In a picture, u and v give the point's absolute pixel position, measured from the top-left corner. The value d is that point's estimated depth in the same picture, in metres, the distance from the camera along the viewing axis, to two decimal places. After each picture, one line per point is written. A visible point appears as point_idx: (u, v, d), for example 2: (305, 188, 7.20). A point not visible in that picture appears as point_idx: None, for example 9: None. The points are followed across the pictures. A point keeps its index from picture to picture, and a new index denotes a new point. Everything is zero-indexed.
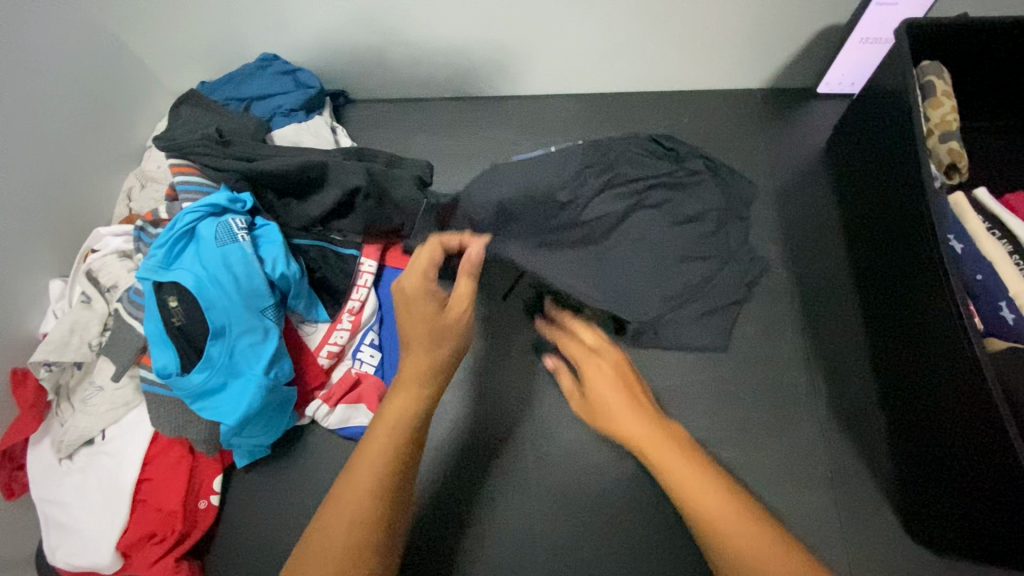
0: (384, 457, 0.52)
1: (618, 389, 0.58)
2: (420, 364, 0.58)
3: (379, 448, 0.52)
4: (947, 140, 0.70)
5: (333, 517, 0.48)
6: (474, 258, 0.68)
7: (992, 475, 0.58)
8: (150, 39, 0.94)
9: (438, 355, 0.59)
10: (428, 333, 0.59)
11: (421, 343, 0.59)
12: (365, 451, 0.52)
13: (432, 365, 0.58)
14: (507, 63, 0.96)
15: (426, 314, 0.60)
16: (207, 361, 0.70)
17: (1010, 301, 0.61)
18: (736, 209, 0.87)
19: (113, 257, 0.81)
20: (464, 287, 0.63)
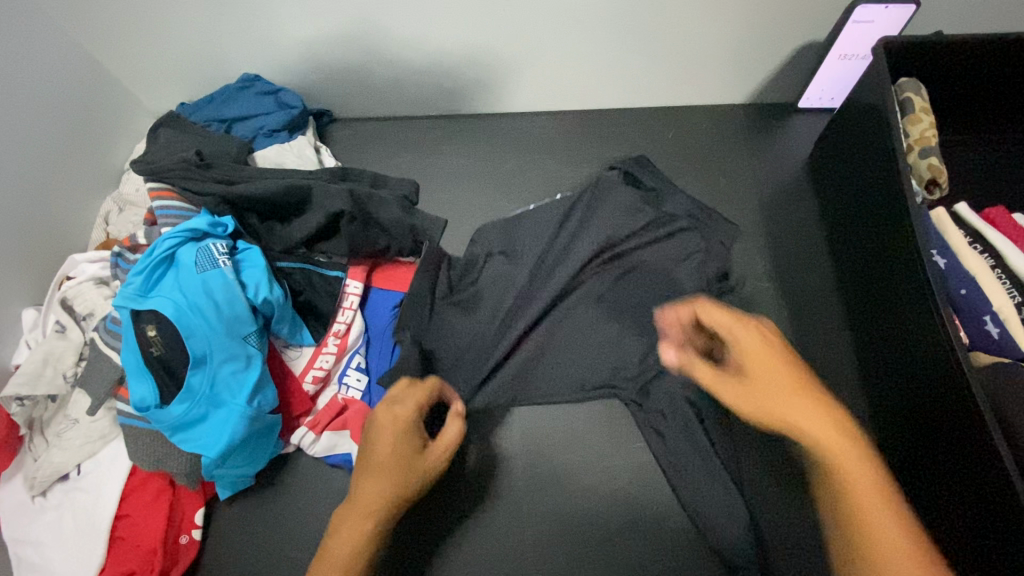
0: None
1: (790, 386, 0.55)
2: (375, 512, 0.59)
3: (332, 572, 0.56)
4: (926, 155, 0.71)
5: None
6: (459, 411, 0.69)
7: (979, 491, 0.58)
8: (128, 62, 0.93)
9: (405, 489, 0.61)
10: (387, 481, 0.60)
11: (385, 470, 0.61)
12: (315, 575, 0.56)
13: (386, 507, 0.59)
14: (492, 81, 0.96)
15: (392, 458, 0.61)
16: (188, 391, 0.68)
17: (994, 315, 0.61)
18: (715, 243, 0.84)
19: (89, 284, 0.78)
20: (446, 437, 0.66)
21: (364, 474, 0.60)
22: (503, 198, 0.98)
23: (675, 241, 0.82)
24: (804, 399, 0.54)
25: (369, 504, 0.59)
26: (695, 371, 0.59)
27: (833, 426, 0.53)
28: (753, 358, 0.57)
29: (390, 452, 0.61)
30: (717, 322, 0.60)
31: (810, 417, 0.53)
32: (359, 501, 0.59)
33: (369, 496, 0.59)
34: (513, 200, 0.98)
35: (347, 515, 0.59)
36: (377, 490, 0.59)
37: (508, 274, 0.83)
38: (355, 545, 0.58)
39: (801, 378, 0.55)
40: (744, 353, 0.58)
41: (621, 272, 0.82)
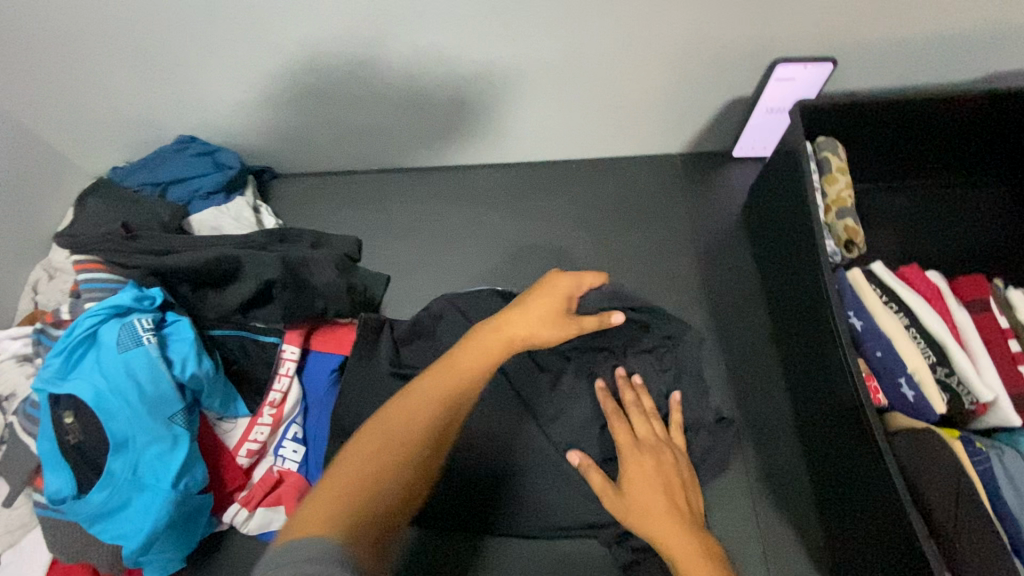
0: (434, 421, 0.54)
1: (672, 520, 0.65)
2: (472, 368, 0.57)
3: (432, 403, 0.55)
4: (843, 217, 0.73)
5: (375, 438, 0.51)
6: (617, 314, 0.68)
7: (900, 560, 0.58)
8: (60, 128, 0.91)
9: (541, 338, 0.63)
10: (501, 329, 0.60)
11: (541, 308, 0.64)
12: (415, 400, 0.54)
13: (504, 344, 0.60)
14: (433, 136, 0.97)
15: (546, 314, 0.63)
16: (108, 478, 0.66)
17: (909, 377, 0.63)
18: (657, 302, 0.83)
19: (11, 362, 0.76)
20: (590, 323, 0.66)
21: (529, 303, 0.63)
22: (447, 253, 0.99)
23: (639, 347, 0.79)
24: (661, 512, 0.66)
25: (472, 362, 0.58)
26: (592, 477, 0.69)
27: (675, 529, 0.65)
28: (632, 468, 0.68)
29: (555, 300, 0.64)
30: (619, 440, 0.71)
31: (658, 516, 0.66)
32: (457, 358, 0.58)
33: (473, 355, 0.58)
34: (457, 254, 0.98)
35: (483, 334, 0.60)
36: (481, 349, 0.58)
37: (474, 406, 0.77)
38: (453, 382, 0.56)
39: (663, 478, 0.68)
40: (625, 470, 0.69)
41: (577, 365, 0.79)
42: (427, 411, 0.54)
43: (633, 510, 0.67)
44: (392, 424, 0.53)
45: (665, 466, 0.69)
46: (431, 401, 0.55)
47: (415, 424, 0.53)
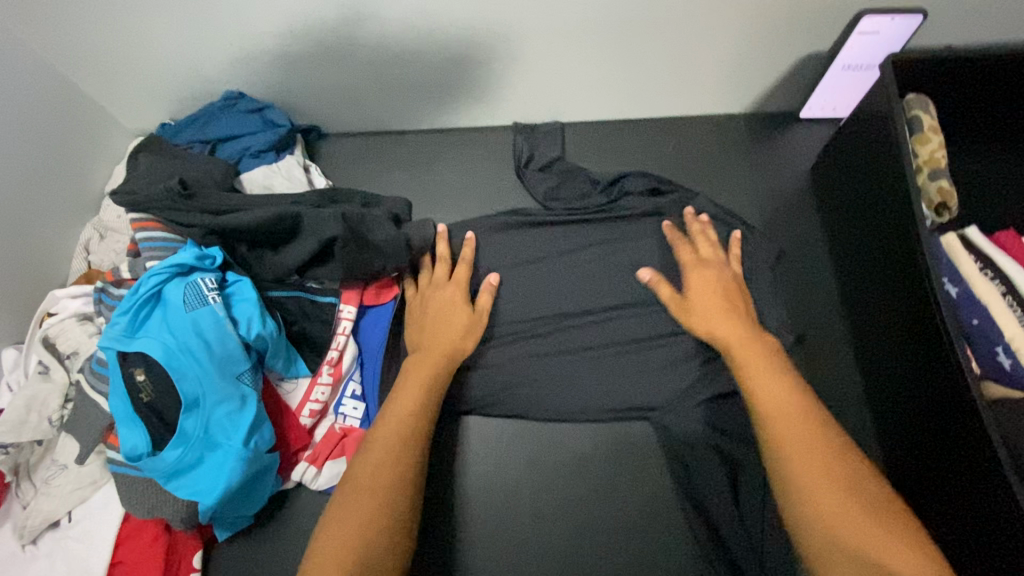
0: (392, 452, 0.64)
1: (724, 313, 0.73)
2: (409, 414, 0.68)
3: (389, 437, 0.65)
4: (936, 178, 0.70)
5: (358, 482, 0.61)
6: (470, 235, 0.88)
7: (998, 528, 0.57)
8: (104, 82, 0.88)
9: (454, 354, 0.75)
10: (422, 388, 0.70)
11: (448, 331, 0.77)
12: (374, 444, 0.65)
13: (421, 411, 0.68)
14: (489, 95, 0.93)
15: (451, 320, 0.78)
16: (181, 436, 0.66)
17: (1006, 346, 0.60)
18: None
19: (72, 321, 0.75)
20: (483, 300, 0.81)
21: (423, 335, 0.77)
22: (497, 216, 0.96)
23: None
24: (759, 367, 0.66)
25: (390, 431, 0.65)
26: (660, 289, 0.79)
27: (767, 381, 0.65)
28: (694, 280, 0.78)
29: (438, 315, 0.78)
30: (683, 258, 0.81)
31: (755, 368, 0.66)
32: (372, 448, 0.64)
33: (389, 425, 0.66)
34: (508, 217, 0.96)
35: (396, 396, 0.70)
36: (406, 398, 0.69)
37: (532, 359, 0.83)
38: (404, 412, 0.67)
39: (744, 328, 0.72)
40: (688, 279, 0.78)
41: (638, 320, 0.84)
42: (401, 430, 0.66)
43: (727, 351, 0.70)
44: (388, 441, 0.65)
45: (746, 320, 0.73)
46: (384, 444, 0.64)
47: (381, 466, 0.62)
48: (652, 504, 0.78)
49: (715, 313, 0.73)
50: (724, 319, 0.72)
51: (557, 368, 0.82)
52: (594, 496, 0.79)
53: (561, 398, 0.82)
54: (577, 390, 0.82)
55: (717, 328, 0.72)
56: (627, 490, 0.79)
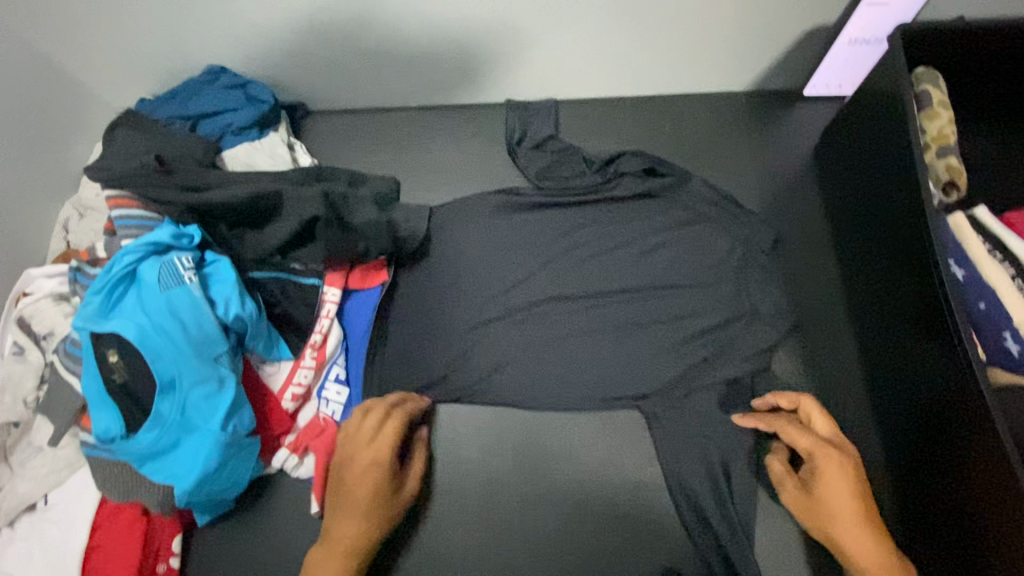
0: None
1: (855, 517, 0.63)
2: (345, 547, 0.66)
3: None
4: (945, 154, 0.66)
5: None
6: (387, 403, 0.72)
7: (1001, 521, 0.54)
8: (82, 56, 0.85)
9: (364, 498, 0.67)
10: (338, 546, 0.66)
11: (350, 481, 0.67)
12: None
13: (358, 544, 0.66)
14: (481, 71, 0.90)
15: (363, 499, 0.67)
16: (156, 418, 0.64)
17: (1014, 330, 0.57)
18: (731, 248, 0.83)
19: (47, 301, 0.73)
20: (388, 430, 0.69)
21: (335, 516, 0.67)
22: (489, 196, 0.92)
23: (685, 291, 0.82)
24: (853, 526, 0.63)
25: None
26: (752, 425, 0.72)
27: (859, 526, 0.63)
28: (828, 484, 0.65)
29: (350, 499, 0.67)
30: (803, 445, 0.68)
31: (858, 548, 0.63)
32: None
33: None
34: None
35: (323, 562, 0.65)
36: (330, 563, 0.65)
37: (523, 342, 0.81)
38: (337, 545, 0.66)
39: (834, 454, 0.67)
40: (818, 476, 0.66)
41: (631, 305, 0.82)
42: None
43: (831, 532, 0.64)
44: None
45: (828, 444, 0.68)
46: None
47: None
48: (642, 492, 0.76)
49: (840, 503, 0.64)
50: (846, 496, 0.64)
51: (549, 349, 0.80)
52: (583, 484, 0.77)
53: (552, 383, 0.79)
54: (569, 372, 0.79)
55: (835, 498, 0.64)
56: (619, 479, 0.77)
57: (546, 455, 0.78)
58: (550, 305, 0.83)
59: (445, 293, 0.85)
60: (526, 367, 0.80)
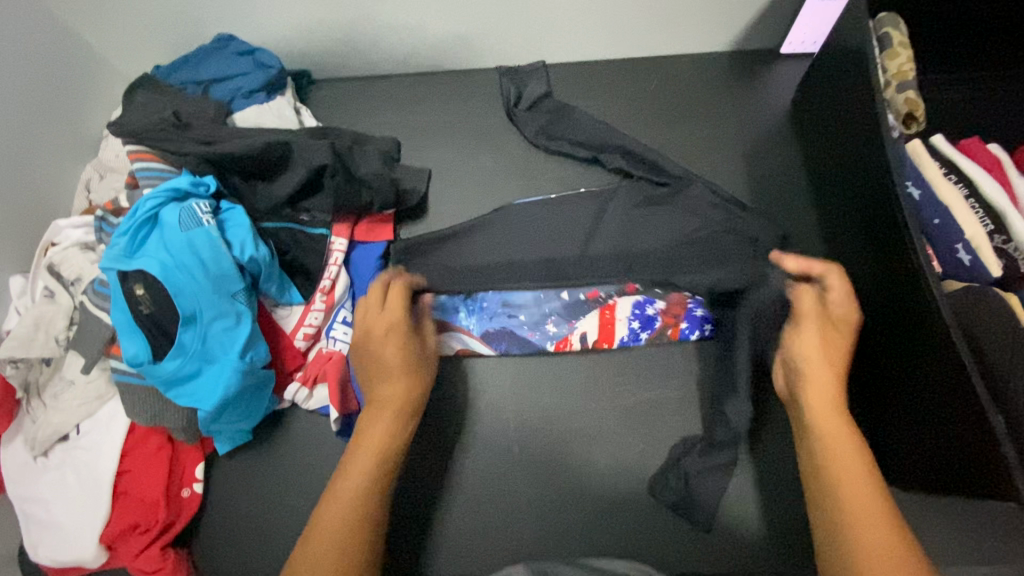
0: (370, 473, 0.62)
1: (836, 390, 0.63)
2: (370, 461, 0.63)
3: (363, 461, 0.63)
4: (904, 90, 0.72)
5: (327, 521, 0.59)
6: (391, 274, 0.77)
7: (952, 411, 0.60)
8: (100, 24, 0.91)
9: (397, 384, 0.68)
10: (384, 413, 0.66)
11: (387, 367, 0.69)
12: (352, 461, 0.63)
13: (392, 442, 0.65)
14: (475, 36, 0.95)
15: (390, 358, 0.69)
16: (179, 347, 0.70)
17: (966, 243, 0.63)
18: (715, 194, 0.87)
19: (75, 249, 0.78)
20: (394, 304, 0.72)
21: (370, 382, 0.69)
22: (485, 153, 0.97)
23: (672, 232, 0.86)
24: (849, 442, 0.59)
25: (360, 465, 0.63)
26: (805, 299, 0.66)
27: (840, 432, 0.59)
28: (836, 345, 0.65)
29: (380, 358, 0.69)
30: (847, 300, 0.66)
31: (832, 426, 0.59)
32: (348, 471, 0.62)
33: (359, 454, 0.63)
34: (496, 154, 0.97)
35: (369, 414, 0.67)
36: (369, 455, 0.63)
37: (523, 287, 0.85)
38: (355, 500, 0.60)
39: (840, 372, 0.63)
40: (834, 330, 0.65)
41: (620, 248, 0.86)
42: (343, 525, 0.59)
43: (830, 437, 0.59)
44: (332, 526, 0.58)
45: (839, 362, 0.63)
46: (353, 498, 0.61)
47: (353, 526, 0.59)
48: (634, 419, 0.82)
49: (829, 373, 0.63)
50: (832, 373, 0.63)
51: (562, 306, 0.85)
52: (578, 413, 0.83)
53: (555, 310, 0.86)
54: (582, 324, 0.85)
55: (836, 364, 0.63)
56: (611, 409, 0.83)
57: (540, 388, 0.84)
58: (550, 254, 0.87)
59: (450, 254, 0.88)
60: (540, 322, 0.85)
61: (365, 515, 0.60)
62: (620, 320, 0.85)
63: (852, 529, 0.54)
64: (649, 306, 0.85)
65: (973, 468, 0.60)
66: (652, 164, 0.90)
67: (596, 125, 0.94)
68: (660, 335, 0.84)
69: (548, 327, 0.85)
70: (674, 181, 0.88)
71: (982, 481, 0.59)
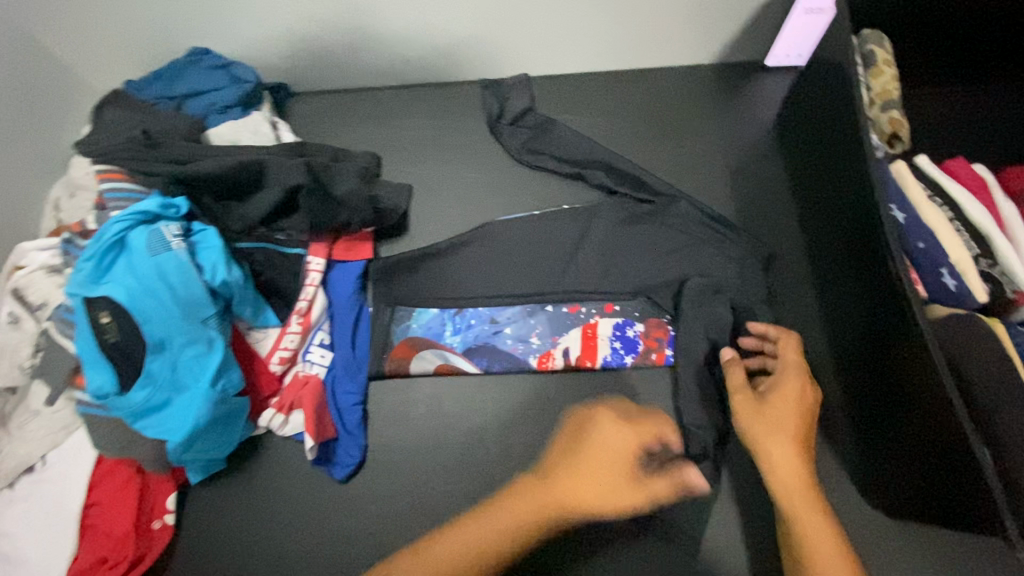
0: (506, 533, 0.62)
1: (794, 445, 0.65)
2: (511, 522, 0.62)
3: (507, 517, 0.63)
4: (887, 109, 0.71)
5: (436, 555, 0.59)
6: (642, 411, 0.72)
7: (937, 439, 0.59)
8: (69, 39, 0.88)
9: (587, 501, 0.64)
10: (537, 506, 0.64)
11: (588, 468, 0.64)
12: (485, 518, 0.63)
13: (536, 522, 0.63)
14: (456, 49, 0.93)
15: (613, 450, 0.65)
16: (148, 377, 0.67)
17: (951, 267, 0.62)
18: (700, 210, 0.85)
19: (40, 273, 0.76)
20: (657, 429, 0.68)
21: (557, 465, 0.66)
22: (467, 168, 0.96)
23: (656, 249, 0.84)
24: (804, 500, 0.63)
25: (497, 521, 0.62)
26: (733, 373, 0.71)
27: (794, 482, 0.64)
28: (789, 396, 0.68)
29: (606, 448, 0.65)
30: (788, 356, 0.71)
31: (790, 469, 0.64)
32: (479, 526, 0.62)
33: (498, 515, 0.63)
34: (479, 169, 0.95)
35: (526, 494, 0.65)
36: (511, 515, 0.63)
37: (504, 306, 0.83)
38: (462, 547, 0.60)
39: (807, 421, 0.67)
40: (777, 390, 0.69)
41: (605, 266, 0.84)
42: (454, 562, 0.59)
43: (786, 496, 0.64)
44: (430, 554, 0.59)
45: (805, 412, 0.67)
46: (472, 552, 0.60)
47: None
48: None
49: (784, 453, 0.65)
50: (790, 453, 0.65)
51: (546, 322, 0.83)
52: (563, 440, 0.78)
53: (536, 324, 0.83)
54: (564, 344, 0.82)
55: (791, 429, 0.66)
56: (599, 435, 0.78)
57: (523, 411, 0.80)
58: (532, 272, 0.85)
59: (431, 270, 0.86)
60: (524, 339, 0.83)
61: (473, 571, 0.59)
62: (602, 339, 0.82)
63: (811, 563, 0.60)
64: (629, 329, 0.82)
65: (960, 500, 0.59)
66: (634, 181, 0.88)
67: (580, 141, 0.92)
68: (644, 359, 0.81)
69: (532, 340, 0.83)
70: (658, 198, 0.87)
71: (968, 513, 0.58)
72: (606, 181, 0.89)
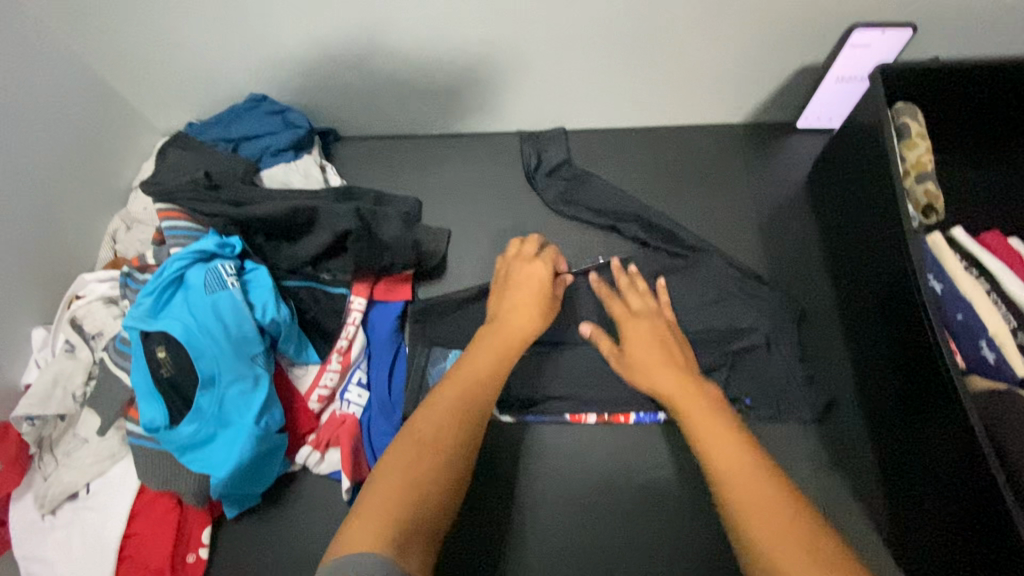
0: (504, 351, 0.68)
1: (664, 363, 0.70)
2: (512, 346, 0.69)
3: (513, 338, 0.69)
4: (923, 181, 0.74)
5: (471, 375, 0.63)
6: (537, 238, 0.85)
7: (977, 510, 0.60)
8: (139, 83, 0.94)
9: (539, 320, 0.73)
10: (520, 333, 0.70)
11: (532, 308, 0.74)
12: (491, 344, 0.68)
13: (533, 327, 0.72)
14: (498, 102, 0.98)
15: (539, 293, 0.76)
16: (197, 411, 0.70)
17: (989, 339, 0.64)
18: (732, 265, 0.87)
19: (99, 304, 0.79)
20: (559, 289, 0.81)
21: (516, 305, 0.74)
22: (505, 215, 0.99)
23: (690, 301, 0.85)
24: (690, 403, 0.64)
25: (502, 342, 0.68)
26: (600, 345, 0.78)
27: (681, 392, 0.66)
28: (632, 333, 0.75)
29: (531, 297, 0.75)
30: (617, 312, 0.79)
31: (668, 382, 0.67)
32: (487, 346, 0.68)
33: (502, 337, 0.69)
34: (516, 217, 0.99)
35: (498, 328, 0.71)
36: (513, 332, 0.70)
37: (541, 354, 0.85)
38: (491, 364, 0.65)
39: (663, 340, 0.73)
40: (625, 333, 0.76)
41: None
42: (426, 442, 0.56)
43: (676, 407, 0.65)
44: (405, 457, 0.54)
45: (663, 340, 0.74)
46: (497, 357, 0.67)
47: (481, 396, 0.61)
48: (651, 492, 0.80)
49: (660, 373, 0.69)
50: (663, 373, 0.69)
51: (580, 372, 0.84)
52: (591, 487, 0.81)
53: (570, 371, 0.84)
54: (598, 395, 0.83)
55: (652, 352, 0.72)
56: (628, 484, 0.81)
57: (553, 459, 0.82)
58: (567, 319, 0.86)
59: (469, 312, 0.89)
60: (558, 387, 0.84)
61: (473, 424, 0.59)
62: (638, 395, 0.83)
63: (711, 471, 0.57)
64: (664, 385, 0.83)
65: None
66: (668, 235, 0.91)
67: (614, 193, 0.95)
68: None
69: (566, 390, 0.83)
70: (691, 253, 0.89)
71: None
72: (638, 234, 0.92)
